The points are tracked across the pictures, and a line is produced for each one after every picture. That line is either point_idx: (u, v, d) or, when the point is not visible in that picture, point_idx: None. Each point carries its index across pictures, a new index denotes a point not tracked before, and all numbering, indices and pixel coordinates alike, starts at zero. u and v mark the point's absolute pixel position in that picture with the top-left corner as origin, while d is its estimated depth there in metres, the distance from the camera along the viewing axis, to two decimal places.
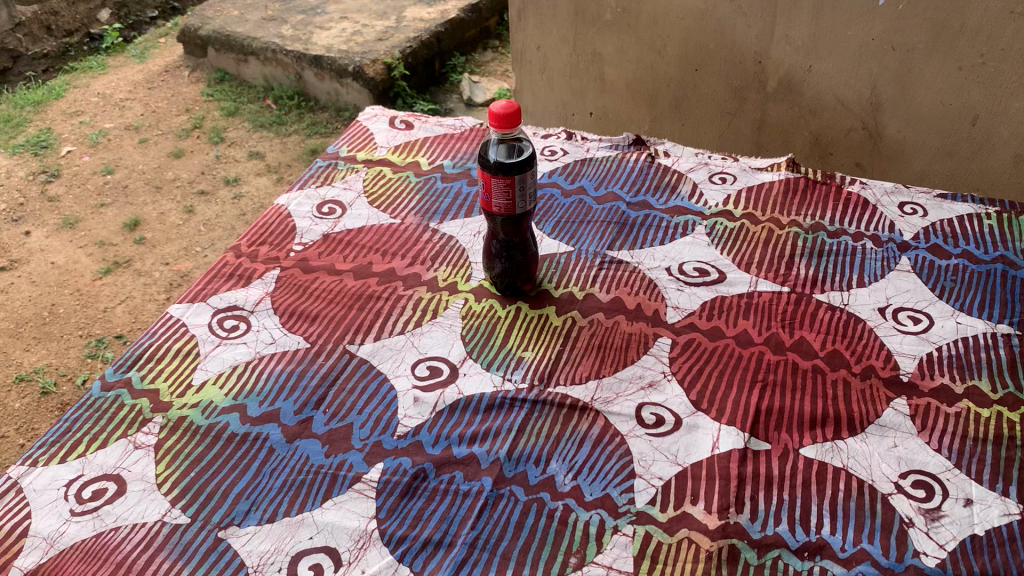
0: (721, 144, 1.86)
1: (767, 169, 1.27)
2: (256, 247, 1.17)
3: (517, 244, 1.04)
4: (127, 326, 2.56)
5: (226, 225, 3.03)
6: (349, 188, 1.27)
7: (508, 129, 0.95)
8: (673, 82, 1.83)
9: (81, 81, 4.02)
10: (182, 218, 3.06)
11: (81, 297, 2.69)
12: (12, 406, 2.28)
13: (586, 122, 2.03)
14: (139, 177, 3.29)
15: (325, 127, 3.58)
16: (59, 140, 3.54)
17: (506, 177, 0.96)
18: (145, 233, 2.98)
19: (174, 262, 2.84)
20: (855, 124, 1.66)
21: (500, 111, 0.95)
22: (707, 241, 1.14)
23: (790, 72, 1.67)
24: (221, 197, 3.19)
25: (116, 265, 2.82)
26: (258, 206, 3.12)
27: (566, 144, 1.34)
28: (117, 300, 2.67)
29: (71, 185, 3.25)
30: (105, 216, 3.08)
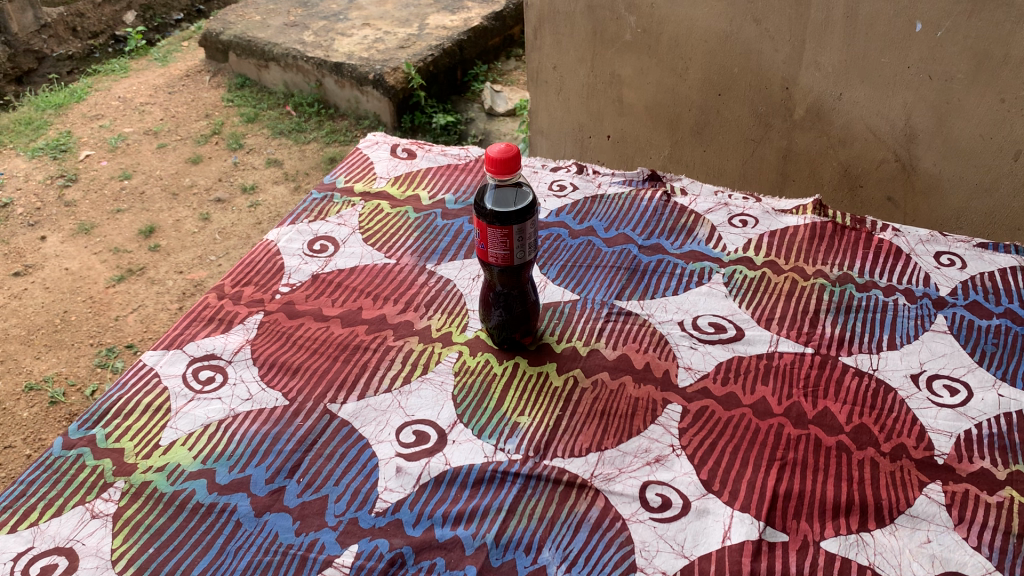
0: (743, 171, 1.76)
1: (791, 212, 1.18)
2: (240, 288, 1.09)
3: (516, 296, 0.95)
4: (139, 336, 2.51)
5: (242, 234, 2.97)
6: (343, 222, 1.19)
7: (506, 176, 0.87)
8: (695, 106, 1.74)
9: (103, 84, 3.99)
10: (197, 226, 3.01)
11: (93, 305, 2.63)
12: (20, 416, 2.23)
13: (602, 145, 1.94)
14: (156, 184, 3.25)
15: (344, 136, 3.52)
16: (78, 144, 3.50)
17: (503, 226, 0.88)
18: (160, 241, 2.93)
19: (188, 270, 2.78)
20: (887, 155, 1.56)
21: (497, 156, 0.86)
22: (724, 292, 1.05)
23: (818, 100, 1.58)
24: (237, 205, 3.13)
25: (130, 273, 2.77)
26: (275, 214, 3.06)
27: (576, 179, 1.26)
28: (129, 308, 2.62)
29: (88, 190, 3.21)
30: (120, 222, 3.03)
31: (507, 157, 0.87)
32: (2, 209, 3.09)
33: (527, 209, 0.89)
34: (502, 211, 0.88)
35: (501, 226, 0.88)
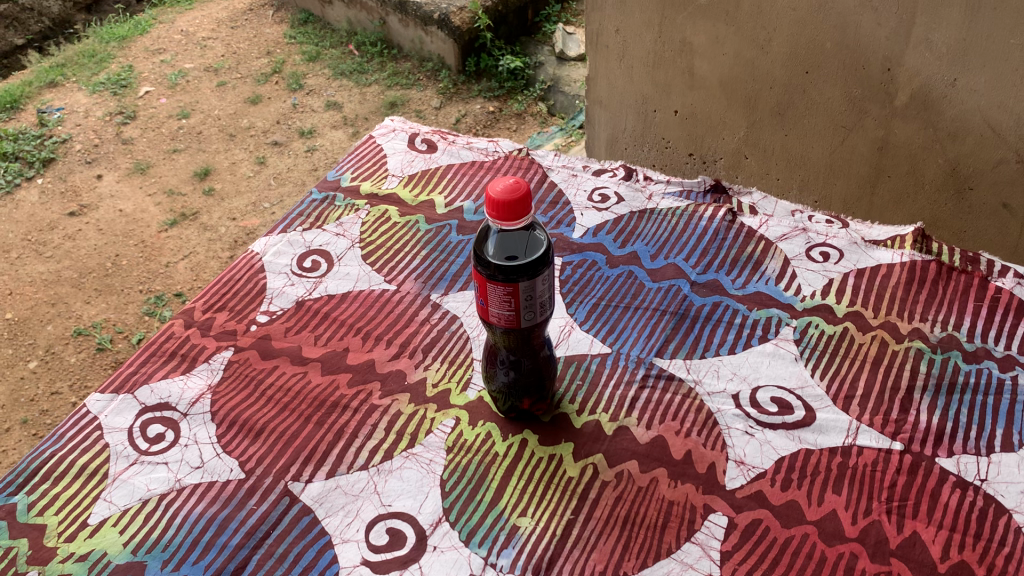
0: (831, 162, 1.52)
1: (884, 244, 0.95)
2: (212, 314, 0.93)
3: (525, 359, 0.76)
4: (188, 284, 2.39)
5: (297, 180, 2.82)
6: (341, 233, 1.02)
7: (512, 223, 0.67)
8: (777, 84, 1.49)
9: (167, 16, 3.85)
10: (253, 170, 2.87)
11: (145, 249, 2.51)
12: (68, 361, 2.16)
13: (669, 121, 1.71)
14: (213, 124, 3.11)
15: (406, 78, 3.31)
16: (139, 79, 3.37)
17: (507, 284, 0.68)
18: (215, 184, 2.80)
19: (242, 217, 2.65)
20: (1006, 155, 1.30)
21: (502, 199, 0.66)
22: (793, 353, 0.84)
23: (926, 85, 1.32)
24: (294, 149, 2.97)
25: (182, 217, 2.64)
26: (332, 160, 2.90)
27: (622, 187, 1.05)
28: (180, 255, 2.49)
29: (146, 129, 3.08)
30: (176, 163, 2.90)
31: (513, 200, 0.66)
32: (60, 145, 2.98)
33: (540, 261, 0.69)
34: (507, 265, 0.69)
35: (506, 285, 0.68)
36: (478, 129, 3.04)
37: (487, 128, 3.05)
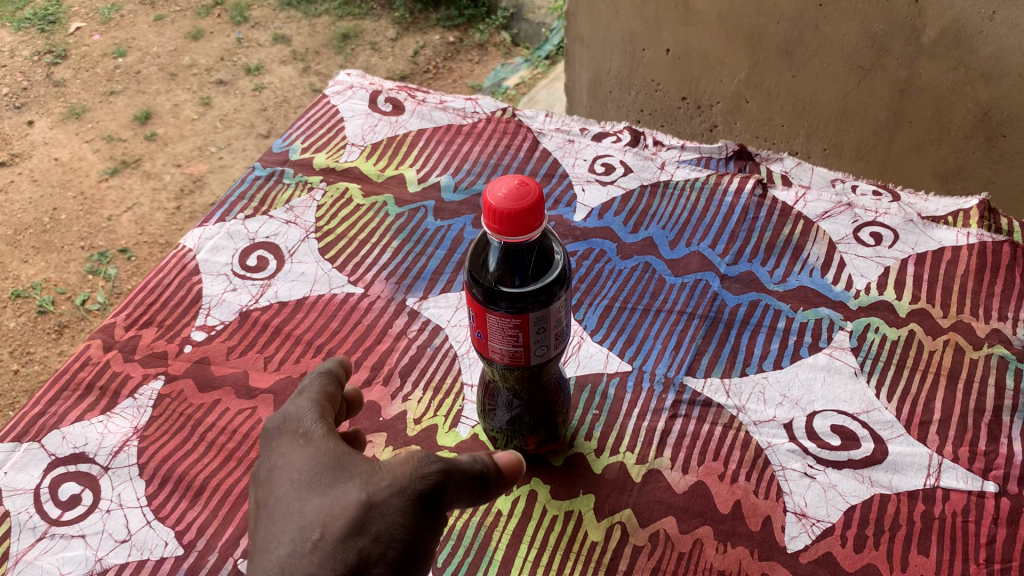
0: (844, 106, 1.36)
1: (944, 222, 0.80)
2: (138, 332, 0.76)
3: (533, 395, 0.61)
4: (134, 238, 2.19)
5: (246, 123, 2.59)
6: (293, 220, 0.84)
7: (521, 236, 0.50)
8: (785, 19, 1.31)
9: None
10: (197, 111, 2.62)
11: (84, 201, 2.29)
12: (7, 326, 1.97)
13: (659, 61, 1.53)
14: (152, 62, 2.84)
15: (359, 9, 3.07)
16: (68, 14, 3.07)
17: (514, 314, 0.52)
18: (157, 128, 2.56)
19: (187, 163, 2.43)
20: None
21: (507, 203, 0.49)
22: (853, 367, 0.69)
23: (959, 20, 1.16)
24: (241, 88, 2.73)
25: (124, 165, 2.41)
26: (283, 100, 2.67)
27: (629, 155, 0.90)
28: (124, 207, 2.28)
29: (79, 69, 2.81)
30: (114, 105, 2.65)
31: (519, 205, 0.49)
32: None
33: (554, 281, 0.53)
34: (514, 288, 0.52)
35: (513, 316, 0.52)
36: (438, 61, 2.82)
37: (447, 60, 2.83)
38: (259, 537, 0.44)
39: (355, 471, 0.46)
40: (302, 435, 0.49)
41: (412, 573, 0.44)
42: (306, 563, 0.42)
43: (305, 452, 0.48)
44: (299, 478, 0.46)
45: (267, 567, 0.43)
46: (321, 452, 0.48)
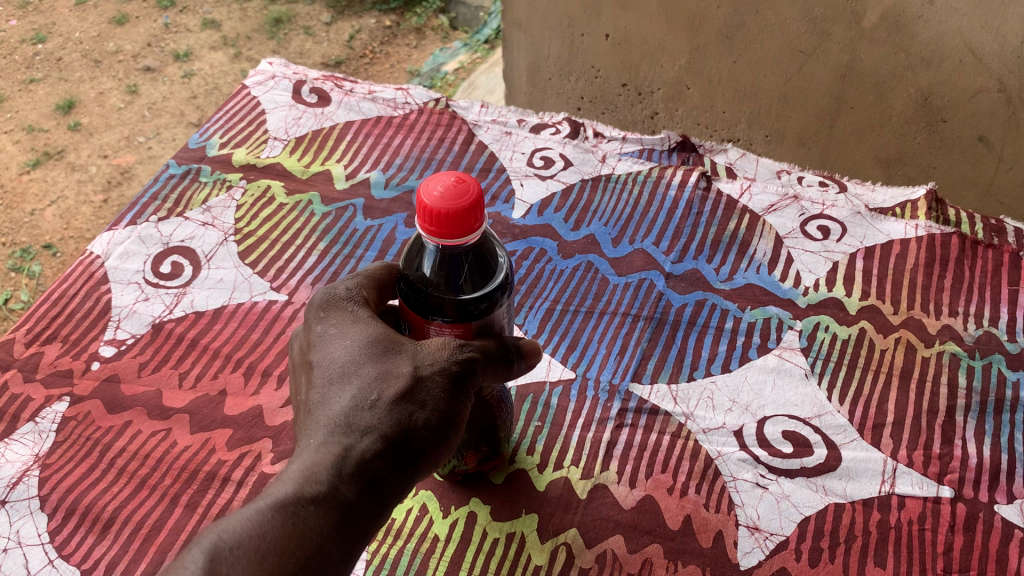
0: (786, 93, 1.34)
1: (892, 214, 0.78)
2: (40, 348, 0.69)
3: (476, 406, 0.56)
4: (59, 233, 2.11)
5: (175, 110, 2.49)
6: (210, 222, 0.79)
7: (460, 242, 0.45)
8: (725, 4, 1.29)
9: None
10: (123, 100, 2.51)
11: (3, 195, 2.20)
12: None
13: (599, 48, 1.50)
14: (74, 48, 2.71)
15: None
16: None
17: (455, 324, 0.48)
18: (81, 118, 2.45)
19: (114, 154, 2.33)
20: (987, 83, 1.16)
21: (427, 197, 0.44)
22: (803, 370, 0.66)
23: (900, 4, 1.15)
24: (169, 75, 2.62)
25: (46, 156, 2.31)
26: (213, 87, 2.57)
27: (568, 148, 0.86)
28: (47, 200, 2.19)
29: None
30: (34, 94, 2.53)
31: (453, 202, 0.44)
32: None
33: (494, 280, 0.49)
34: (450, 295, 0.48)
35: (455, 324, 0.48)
36: (374, 46, 2.75)
37: (384, 44, 2.76)
38: (315, 394, 0.48)
39: (406, 344, 0.49)
40: (348, 310, 0.52)
41: (452, 435, 0.49)
42: (366, 417, 0.47)
43: (356, 323, 0.51)
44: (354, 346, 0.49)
45: (333, 419, 0.47)
46: (372, 325, 0.50)
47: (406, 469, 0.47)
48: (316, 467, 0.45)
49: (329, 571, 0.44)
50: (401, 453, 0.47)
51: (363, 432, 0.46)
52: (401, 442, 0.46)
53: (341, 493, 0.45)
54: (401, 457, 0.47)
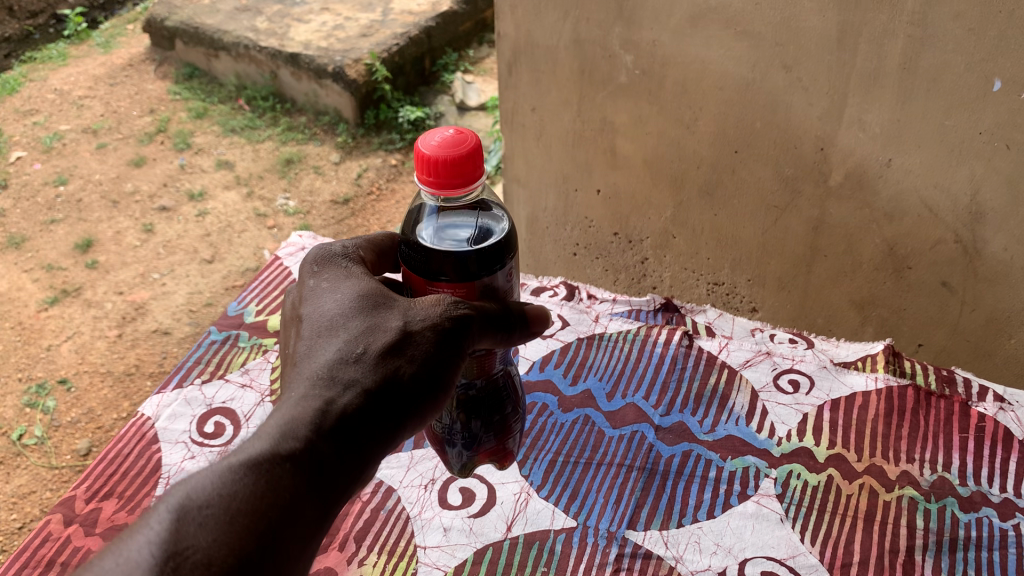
0: (763, 242, 1.47)
1: (855, 368, 0.89)
2: (98, 505, 0.78)
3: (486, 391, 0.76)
4: (73, 368, 2.21)
5: (188, 248, 2.62)
6: (248, 383, 0.89)
7: (457, 185, 0.68)
8: (705, 164, 1.44)
9: (40, 75, 3.83)
10: (139, 238, 2.65)
11: (22, 332, 2.32)
12: None
13: (591, 201, 1.64)
14: (94, 190, 2.89)
15: (301, 133, 3.17)
16: (8, 145, 3.21)
17: (455, 283, 0.71)
18: (98, 256, 2.59)
19: (128, 290, 2.44)
20: (945, 235, 1.28)
21: (437, 153, 0.67)
22: (779, 513, 0.75)
23: (861, 165, 1.29)
24: (184, 214, 2.77)
25: (64, 293, 2.45)
26: (226, 225, 2.71)
27: (565, 309, 0.99)
28: (63, 336, 2.31)
29: (19, 198, 2.89)
30: (54, 234, 2.70)
31: (450, 142, 0.68)
32: None
33: (494, 249, 0.72)
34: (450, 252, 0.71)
35: (459, 284, 0.71)
36: (381, 183, 2.92)
37: (390, 181, 2.93)
38: (312, 350, 0.70)
39: (390, 311, 0.71)
40: (339, 281, 0.74)
41: (437, 375, 0.70)
42: (350, 371, 0.68)
43: (343, 296, 0.72)
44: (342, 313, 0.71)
45: (322, 371, 0.68)
46: (356, 295, 0.72)
47: (376, 416, 0.68)
48: (305, 413, 0.66)
49: (304, 491, 0.64)
50: (373, 405, 0.68)
51: (339, 393, 0.67)
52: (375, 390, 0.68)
53: (314, 443, 0.65)
54: (378, 400, 0.68)
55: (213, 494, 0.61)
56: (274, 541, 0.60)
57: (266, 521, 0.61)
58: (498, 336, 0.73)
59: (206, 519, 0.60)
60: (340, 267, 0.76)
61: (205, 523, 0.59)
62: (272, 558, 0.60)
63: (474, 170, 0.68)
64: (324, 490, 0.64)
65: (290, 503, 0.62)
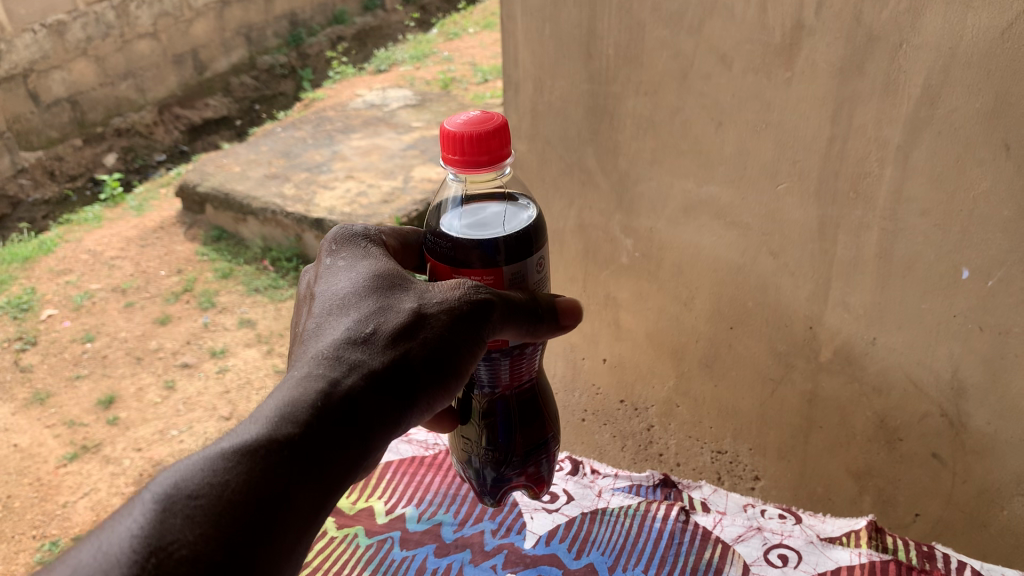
0: (763, 412, 1.55)
1: (840, 542, 0.97)
2: None
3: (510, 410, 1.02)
4: (87, 525, 2.25)
5: (207, 404, 2.69)
6: None
7: (483, 159, 0.87)
8: (702, 339, 1.56)
9: (75, 236, 4.07)
10: (161, 395, 2.75)
11: (40, 487, 2.38)
12: None
13: (598, 369, 1.77)
14: (119, 347, 3.02)
15: None
16: (41, 301, 3.37)
17: (486, 272, 0.90)
18: (120, 412, 2.68)
19: (147, 446, 2.51)
20: (931, 408, 1.34)
21: (464, 132, 0.86)
22: None
23: (848, 343, 1.38)
24: (205, 371, 2.86)
25: (84, 449, 2.52)
26: (245, 381, 2.79)
27: (571, 484, 1.13)
28: (80, 492, 2.36)
29: (47, 354, 3.02)
30: (79, 390, 2.80)
31: (477, 123, 0.87)
32: None
33: (520, 241, 0.92)
34: (482, 242, 0.91)
35: (490, 271, 0.90)
36: None
37: None
38: (325, 334, 0.84)
39: (401, 302, 0.85)
40: (355, 276, 0.90)
41: (456, 348, 0.84)
42: (357, 353, 0.81)
43: (357, 288, 0.88)
44: (357, 303, 0.86)
45: (335, 352, 0.81)
46: (368, 289, 0.87)
47: (376, 393, 0.80)
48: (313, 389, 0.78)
49: (305, 458, 0.75)
50: (374, 384, 0.80)
51: (343, 372, 0.80)
52: (379, 371, 0.81)
53: (312, 418, 0.77)
54: (382, 381, 0.81)
55: (204, 480, 0.72)
56: (261, 510, 0.71)
57: (253, 499, 0.72)
58: (524, 324, 0.89)
59: (194, 510, 0.70)
60: (357, 260, 0.92)
61: (191, 514, 0.70)
62: (256, 529, 0.70)
63: (501, 147, 0.87)
64: (322, 456, 0.76)
65: (290, 471, 0.74)
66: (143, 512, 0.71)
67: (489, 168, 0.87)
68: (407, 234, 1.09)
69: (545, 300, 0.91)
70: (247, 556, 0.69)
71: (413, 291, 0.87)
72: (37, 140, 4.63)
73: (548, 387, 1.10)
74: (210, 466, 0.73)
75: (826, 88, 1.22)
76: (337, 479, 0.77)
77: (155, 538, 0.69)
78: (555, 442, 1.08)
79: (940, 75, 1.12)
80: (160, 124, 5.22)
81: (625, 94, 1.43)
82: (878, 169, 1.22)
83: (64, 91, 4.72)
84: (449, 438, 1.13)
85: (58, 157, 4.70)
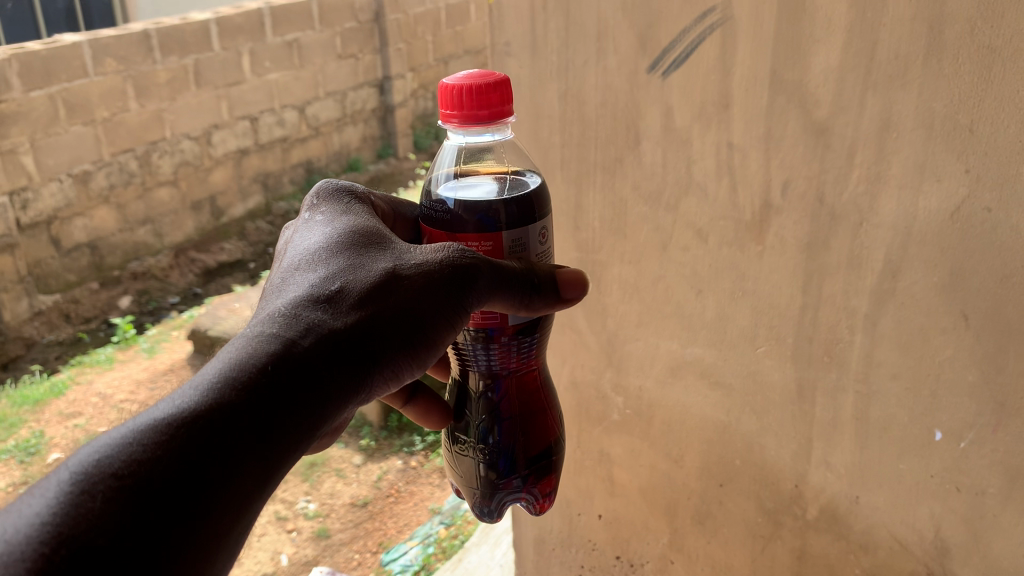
0: (754, 570, 1.57)
1: None
2: None
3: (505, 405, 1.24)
4: None
5: None
6: None
7: (484, 108, 1.00)
8: (694, 495, 1.60)
9: (85, 379, 4.15)
10: None
11: None
12: None
13: (594, 525, 1.80)
14: None
15: None
16: (49, 445, 3.41)
17: (484, 240, 1.03)
18: None
19: None
20: (918, 567, 1.35)
21: (469, 85, 1.00)
22: None
23: (832, 501, 1.42)
24: None
25: None
26: None
27: None
28: None
29: None
30: None
31: (479, 79, 1.01)
32: None
33: (520, 215, 1.05)
34: (480, 216, 1.05)
35: (487, 238, 1.03)
36: (400, 484, 3.11)
37: (409, 483, 3.10)
38: (290, 293, 0.92)
39: (370, 266, 0.94)
40: (328, 237, 0.99)
41: (433, 310, 0.94)
42: (318, 315, 0.89)
43: (328, 251, 0.97)
44: (327, 264, 0.95)
45: (297, 311, 0.89)
46: (338, 254, 0.96)
47: (333, 352, 0.88)
48: (269, 349, 0.85)
49: (249, 419, 0.82)
50: (329, 344, 0.88)
51: (297, 335, 0.87)
52: (338, 334, 0.89)
53: (262, 379, 0.84)
54: (341, 343, 0.89)
55: (133, 453, 0.76)
56: (198, 475, 0.77)
57: (188, 462, 0.77)
58: (509, 290, 0.99)
59: (117, 489, 0.74)
60: (329, 222, 1.02)
61: (110, 495, 0.74)
62: (192, 495, 0.76)
63: (502, 104, 1.01)
64: (267, 416, 0.83)
65: (233, 435, 0.81)
66: (59, 490, 0.73)
67: (489, 122, 1.01)
68: (402, 205, 1.22)
69: (535, 269, 1.01)
70: (174, 520, 0.75)
71: (380, 258, 0.96)
72: (55, 284, 4.79)
73: (548, 406, 1.31)
74: (142, 438, 0.77)
75: (795, 261, 1.31)
76: (283, 439, 0.84)
77: (66, 523, 0.71)
78: (545, 441, 1.28)
79: (899, 251, 1.19)
80: (175, 267, 5.43)
81: (610, 262, 1.53)
82: (849, 336, 1.29)
83: (83, 237, 4.90)
84: (451, 463, 1.34)
85: (75, 300, 4.87)
